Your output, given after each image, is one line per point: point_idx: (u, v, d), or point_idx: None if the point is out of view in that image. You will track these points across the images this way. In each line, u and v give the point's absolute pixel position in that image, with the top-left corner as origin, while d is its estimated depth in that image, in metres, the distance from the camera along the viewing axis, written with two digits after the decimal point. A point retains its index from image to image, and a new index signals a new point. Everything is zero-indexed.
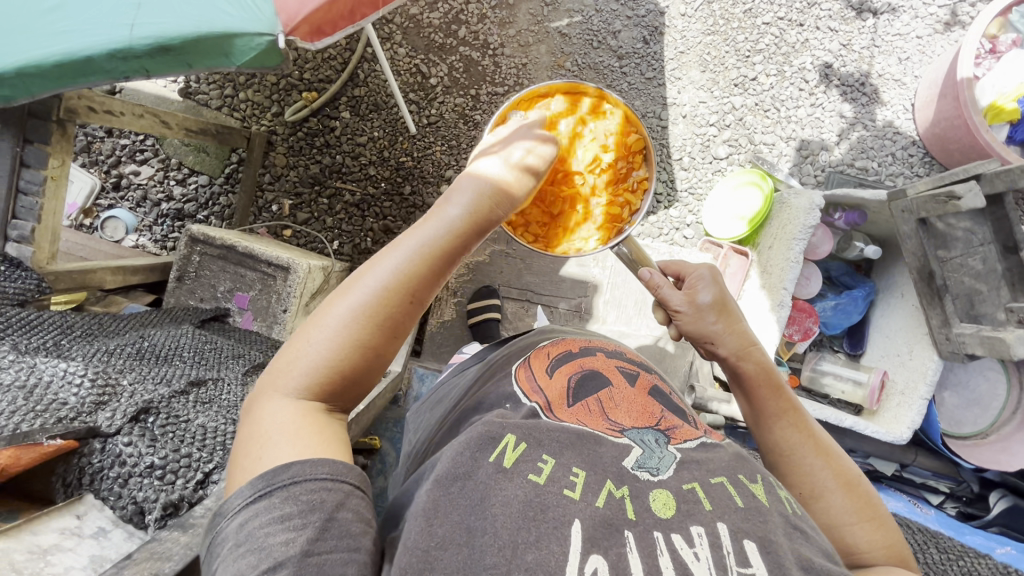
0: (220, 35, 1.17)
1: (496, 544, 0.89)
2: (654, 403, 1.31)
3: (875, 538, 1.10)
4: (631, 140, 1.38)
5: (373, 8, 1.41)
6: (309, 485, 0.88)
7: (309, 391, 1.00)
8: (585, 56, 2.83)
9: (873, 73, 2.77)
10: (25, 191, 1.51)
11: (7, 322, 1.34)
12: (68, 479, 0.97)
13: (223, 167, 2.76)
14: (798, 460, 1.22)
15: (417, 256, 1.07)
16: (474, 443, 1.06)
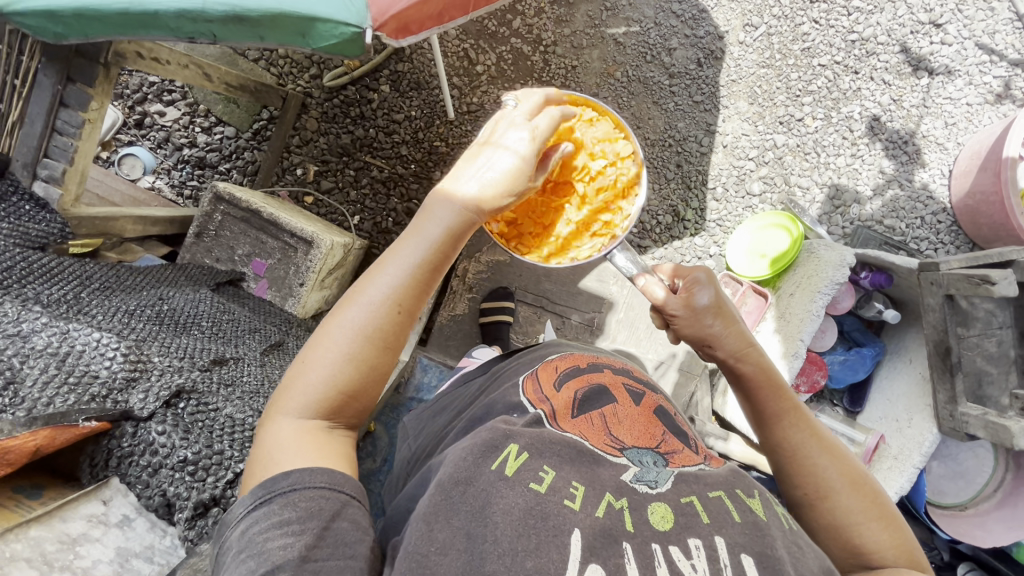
0: (305, 17, 1.14)
1: (496, 551, 0.87)
2: (659, 424, 1.26)
3: (886, 537, 1.07)
4: (614, 152, 1.45)
5: (461, 13, 1.41)
6: (307, 493, 0.85)
7: (314, 410, 0.96)
8: (636, 68, 2.77)
9: (918, 132, 2.75)
10: (61, 131, 1.45)
11: (29, 267, 1.28)
12: (95, 459, 0.95)
13: (252, 121, 2.68)
14: (803, 459, 1.16)
15: (407, 270, 1.02)
16: (480, 451, 1.05)
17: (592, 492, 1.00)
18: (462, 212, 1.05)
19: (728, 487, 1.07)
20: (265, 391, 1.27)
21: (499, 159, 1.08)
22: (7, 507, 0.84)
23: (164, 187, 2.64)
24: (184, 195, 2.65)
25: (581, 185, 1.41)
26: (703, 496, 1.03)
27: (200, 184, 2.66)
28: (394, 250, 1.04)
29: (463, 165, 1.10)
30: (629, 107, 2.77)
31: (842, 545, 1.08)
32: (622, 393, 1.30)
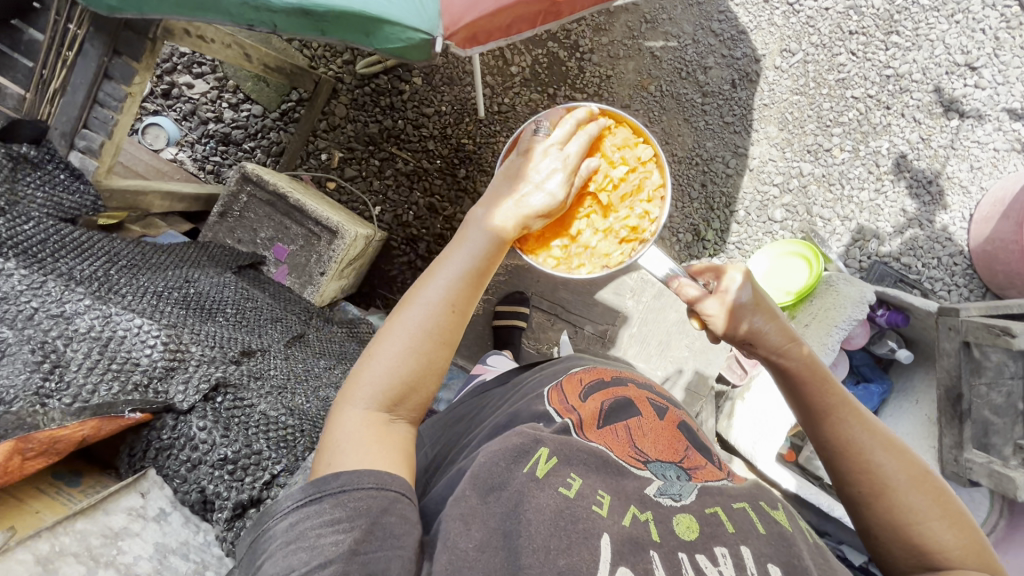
0: (373, 19, 1.15)
1: (531, 547, 0.88)
2: (682, 437, 1.25)
3: (955, 535, 0.97)
4: (632, 156, 1.37)
5: (529, 26, 1.38)
6: (357, 493, 0.87)
7: (380, 401, 0.98)
8: (669, 83, 2.77)
9: (943, 173, 2.76)
10: (102, 103, 1.44)
11: (63, 242, 1.27)
12: (134, 449, 0.94)
13: (280, 102, 2.66)
14: (857, 455, 1.04)
15: (461, 275, 1.06)
16: (512, 454, 1.05)
17: (621, 501, 1.01)
18: (504, 228, 1.09)
19: (750, 500, 1.08)
20: (292, 386, 1.26)
21: (539, 183, 1.12)
22: (49, 495, 0.83)
23: (186, 160, 2.61)
24: (206, 170, 2.63)
25: (608, 190, 1.32)
26: (728, 508, 1.03)
27: (223, 160, 2.64)
28: (445, 258, 1.08)
29: (503, 185, 1.13)
30: (659, 122, 2.76)
31: (908, 546, 0.98)
32: (646, 407, 1.30)
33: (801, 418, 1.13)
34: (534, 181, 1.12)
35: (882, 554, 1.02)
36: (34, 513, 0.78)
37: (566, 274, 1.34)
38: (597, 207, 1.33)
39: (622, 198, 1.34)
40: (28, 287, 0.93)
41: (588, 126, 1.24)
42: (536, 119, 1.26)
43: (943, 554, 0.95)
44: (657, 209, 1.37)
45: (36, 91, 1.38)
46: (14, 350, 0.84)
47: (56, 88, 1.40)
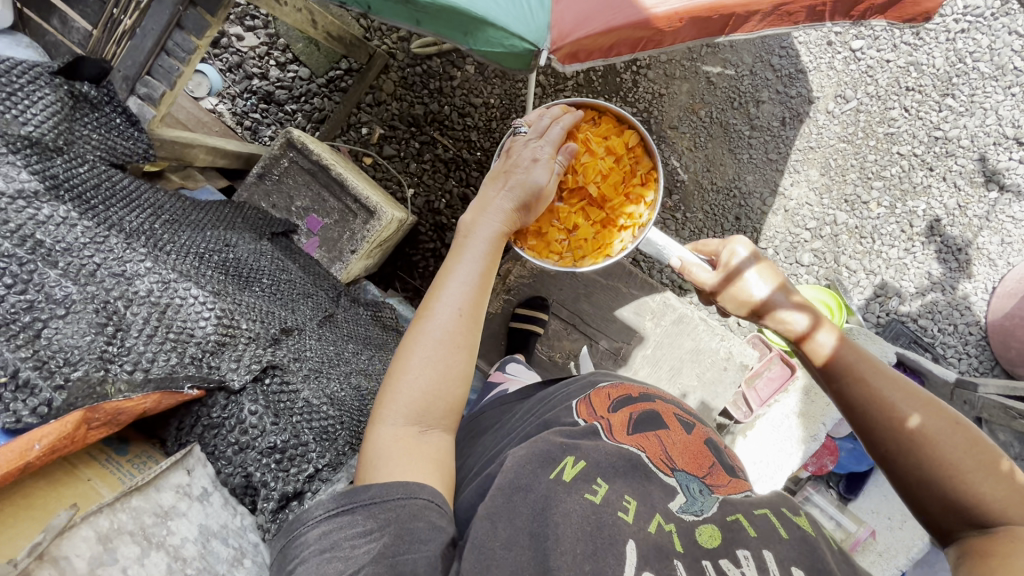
0: (480, 22, 1.20)
1: (558, 550, 0.81)
2: (709, 450, 1.07)
3: (1000, 485, 0.87)
4: (610, 141, 1.46)
5: (629, 50, 1.35)
6: (387, 504, 0.83)
7: (411, 414, 0.94)
8: (720, 111, 2.76)
9: (974, 243, 2.74)
10: (169, 52, 1.41)
11: (112, 190, 1.22)
12: (181, 424, 0.93)
13: (328, 68, 2.61)
14: (884, 412, 0.97)
15: (471, 284, 1.04)
16: (538, 459, 0.97)
17: (648, 507, 0.91)
18: (499, 227, 1.12)
19: (775, 504, 0.96)
20: (327, 370, 1.23)
21: (529, 182, 1.15)
22: (98, 461, 0.83)
23: (225, 113, 2.56)
24: (243, 126, 2.58)
25: (595, 180, 1.42)
26: (749, 512, 0.92)
27: (262, 118, 2.59)
28: (449, 272, 1.05)
29: (501, 194, 1.14)
30: (704, 148, 2.74)
31: (945, 502, 0.89)
32: (674, 420, 1.12)
33: (823, 383, 1.07)
34: (528, 182, 1.14)
35: (922, 514, 0.93)
36: (86, 480, 0.78)
37: (570, 268, 1.45)
38: (586, 199, 1.44)
39: (609, 185, 1.44)
40: (90, 241, 0.91)
41: (562, 120, 1.28)
42: (514, 122, 1.30)
43: (987, 507, 0.85)
44: (653, 193, 1.45)
45: (106, 29, 1.37)
46: (78, 308, 0.82)
47: (127, 30, 1.37)
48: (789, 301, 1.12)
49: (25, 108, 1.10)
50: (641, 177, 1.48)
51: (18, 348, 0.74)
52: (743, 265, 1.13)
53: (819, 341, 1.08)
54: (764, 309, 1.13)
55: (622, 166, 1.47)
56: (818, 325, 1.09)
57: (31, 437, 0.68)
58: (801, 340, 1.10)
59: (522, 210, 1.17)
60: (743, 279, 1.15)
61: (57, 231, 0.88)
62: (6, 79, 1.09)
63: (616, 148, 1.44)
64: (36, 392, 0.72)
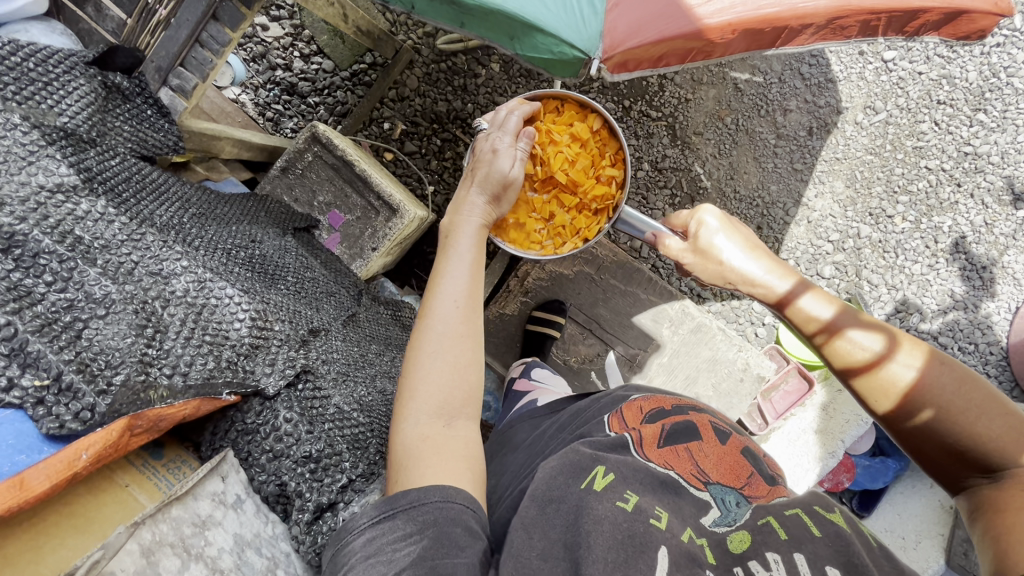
0: (530, 27, 1.18)
1: (592, 559, 0.71)
2: (745, 459, 0.95)
3: (996, 421, 0.84)
4: (574, 128, 1.44)
5: (677, 61, 1.34)
6: (424, 507, 0.76)
7: (435, 412, 0.88)
8: (747, 118, 2.72)
9: (999, 261, 2.69)
10: (204, 45, 1.40)
11: (143, 183, 1.22)
12: (215, 432, 0.93)
13: (352, 61, 2.59)
14: (880, 372, 0.92)
15: (463, 276, 0.99)
16: (567, 469, 0.87)
17: (679, 519, 0.79)
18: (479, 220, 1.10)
19: (805, 500, 0.81)
20: (354, 373, 1.22)
21: (495, 171, 1.13)
22: (135, 467, 0.83)
23: (248, 103, 2.55)
24: (266, 117, 2.56)
25: (562, 167, 1.40)
26: (779, 512, 0.78)
27: (284, 110, 2.57)
28: (441, 274, 1.00)
29: (473, 193, 1.14)
30: (728, 156, 2.71)
31: (946, 447, 0.86)
32: (708, 429, 0.99)
33: (827, 359, 1.00)
34: (493, 171, 1.13)
35: (924, 460, 0.90)
36: (124, 487, 0.80)
37: (552, 255, 1.48)
38: (556, 186, 1.44)
39: (578, 170, 1.42)
40: (127, 238, 0.89)
41: (522, 110, 1.27)
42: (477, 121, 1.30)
43: (985, 446, 0.83)
44: (620, 172, 1.44)
45: (139, 19, 1.35)
46: (117, 309, 0.80)
47: (162, 20, 1.35)
48: (856, 321, 0.98)
49: (60, 98, 1.09)
50: (609, 159, 1.46)
51: (62, 350, 0.73)
52: (792, 292, 1.03)
53: (899, 365, 0.91)
54: (827, 332, 0.98)
55: (588, 151, 1.45)
56: (895, 348, 0.93)
57: (79, 445, 0.71)
58: (876, 366, 0.93)
59: (495, 203, 1.15)
60: (800, 305, 1.02)
61: (95, 228, 0.87)
62: (42, 69, 1.08)
63: (580, 132, 1.41)
64: (78, 397, 0.72)
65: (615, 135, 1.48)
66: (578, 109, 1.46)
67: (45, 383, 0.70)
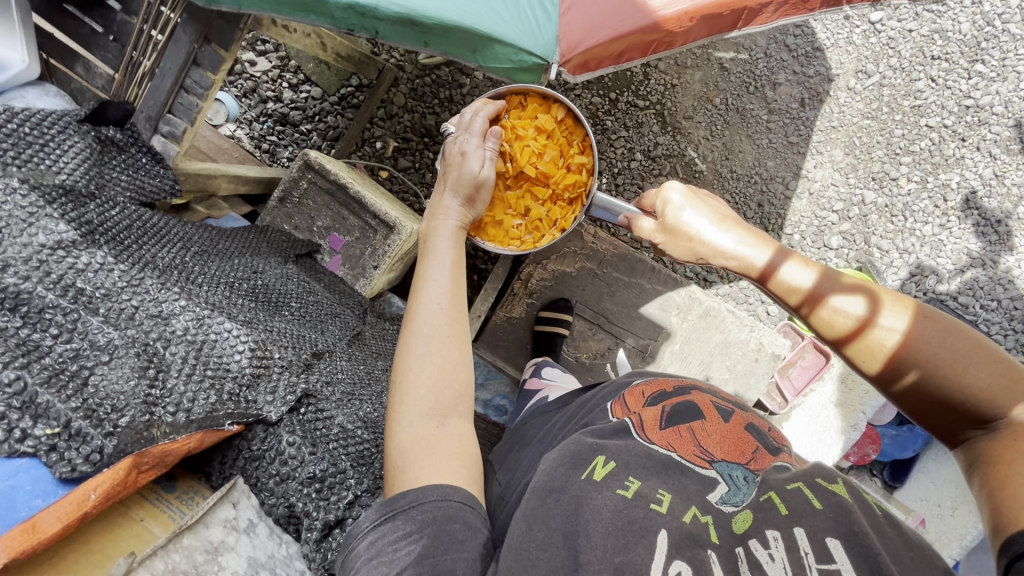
0: (486, 36, 1.23)
1: (589, 545, 0.69)
2: (750, 434, 0.89)
3: (985, 370, 0.80)
4: (538, 121, 1.42)
5: (640, 55, 1.35)
6: (423, 507, 0.76)
7: (429, 411, 0.86)
8: (735, 97, 2.70)
9: (1014, 213, 2.61)
10: (188, 90, 1.45)
11: (143, 227, 1.27)
12: (225, 459, 0.98)
13: (339, 86, 2.65)
14: (867, 335, 0.88)
15: (446, 278, 0.99)
16: (567, 459, 0.82)
17: (683, 498, 0.75)
18: (457, 222, 1.10)
19: (808, 473, 0.78)
20: (359, 392, 1.26)
21: (465, 173, 1.14)
22: (149, 501, 0.89)
23: (243, 138, 2.62)
24: (262, 149, 2.63)
25: (531, 161, 1.39)
26: (781, 487, 0.76)
27: (279, 140, 2.63)
28: (423, 277, 0.99)
29: (447, 196, 1.14)
30: (721, 136, 2.69)
31: (937, 401, 0.83)
32: (710, 406, 0.92)
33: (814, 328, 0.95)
34: (464, 173, 1.14)
35: (919, 418, 0.87)
36: (139, 521, 0.85)
37: (532, 249, 1.47)
38: (527, 180, 1.44)
39: (547, 163, 1.41)
40: (127, 285, 0.94)
41: (485, 110, 1.27)
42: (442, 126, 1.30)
43: (975, 397, 0.80)
44: (587, 158, 1.44)
45: (127, 73, 1.43)
46: (121, 353, 0.86)
47: (147, 71, 1.42)
48: (836, 285, 0.93)
49: (57, 156, 1.14)
50: (575, 147, 1.45)
51: (69, 399, 0.77)
52: (772, 263, 0.97)
53: (885, 329, 0.86)
54: (809, 302, 0.93)
55: (555, 141, 1.44)
56: (878, 307, 0.88)
57: (87, 486, 0.75)
58: (864, 330, 0.88)
59: (469, 204, 1.16)
60: (779, 275, 0.97)
61: (95, 278, 0.91)
62: (38, 132, 1.14)
63: (544, 125, 1.40)
64: (88, 440, 0.76)
65: (580, 123, 1.46)
66: (540, 101, 1.45)
67: (56, 431, 0.75)
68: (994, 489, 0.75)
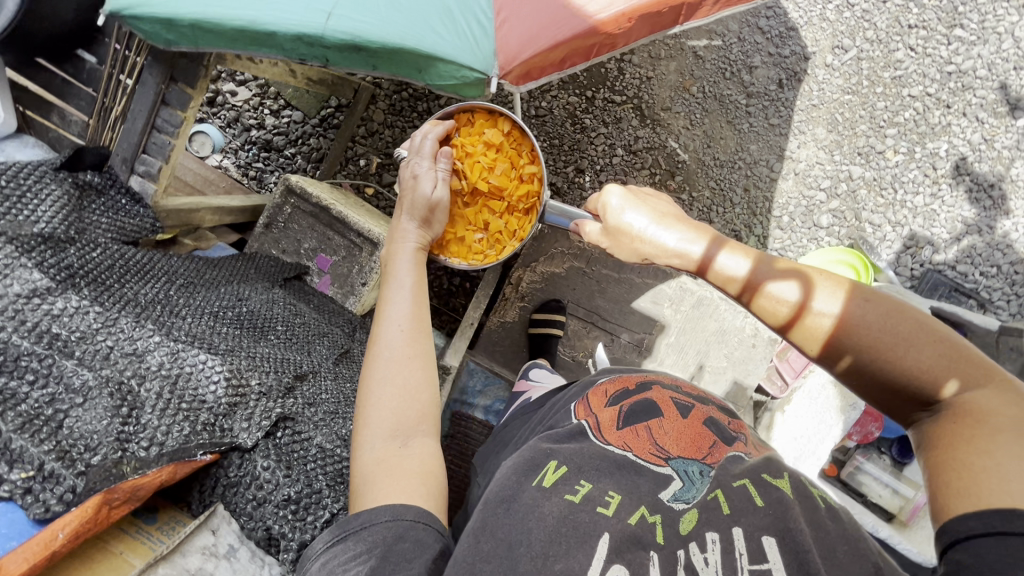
0: (426, 54, 1.25)
1: (528, 555, 0.70)
2: (707, 428, 0.91)
3: (926, 351, 0.75)
4: (486, 136, 1.46)
5: (583, 59, 1.39)
6: (375, 527, 0.78)
7: (392, 433, 0.88)
8: (712, 84, 2.69)
9: (1007, 176, 2.57)
10: (160, 129, 1.50)
11: (126, 265, 1.29)
12: (204, 488, 1.01)
13: (319, 108, 2.70)
14: (808, 322, 0.83)
15: (407, 300, 1.01)
16: (521, 467, 0.83)
17: (632, 499, 0.77)
18: (416, 245, 1.12)
19: (755, 469, 0.81)
20: (343, 411, 1.29)
21: (419, 196, 1.17)
22: (128, 535, 0.92)
23: (230, 167, 2.67)
24: (249, 176, 2.68)
25: (482, 176, 1.43)
26: (728, 484, 0.78)
27: (265, 167, 2.68)
28: (383, 302, 1.01)
29: (404, 219, 1.16)
30: (701, 125, 2.68)
31: (882, 387, 0.78)
32: (669, 404, 0.94)
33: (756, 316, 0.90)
34: (417, 197, 1.16)
35: (872, 404, 0.82)
36: (118, 554, 0.88)
37: (496, 261, 1.49)
38: (482, 195, 1.47)
39: (498, 176, 1.45)
40: (102, 325, 0.99)
41: (432, 134, 1.30)
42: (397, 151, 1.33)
43: (920, 382, 0.75)
44: (535, 165, 1.46)
45: (100, 118, 1.49)
46: (94, 395, 0.90)
47: (119, 114, 1.49)
48: (771, 271, 0.88)
49: (35, 206, 1.18)
50: (524, 158, 1.48)
51: (42, 442, 0.82)
52: (707, 254, 0.92)
53: (819, 313, 0.81)
54: (745, 290, 0.89)
55: (505, 154, 1.47)
56: (812, 290, 0.83)
57: (56, 525, 0.77)
58: (798, 315, 0.84)
59: (426, 225, 1.18)
60: (714, 265, 0.92)
61: (71, 322, 0.96)
62: (14, 183, 1.17)
63: (489, 140, 1.44)
64: (61, 481, 0.80)
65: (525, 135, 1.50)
66: (485, 118, 1.49)
67: (30, 475, 0.79)
68: (933, 475, 0.71)
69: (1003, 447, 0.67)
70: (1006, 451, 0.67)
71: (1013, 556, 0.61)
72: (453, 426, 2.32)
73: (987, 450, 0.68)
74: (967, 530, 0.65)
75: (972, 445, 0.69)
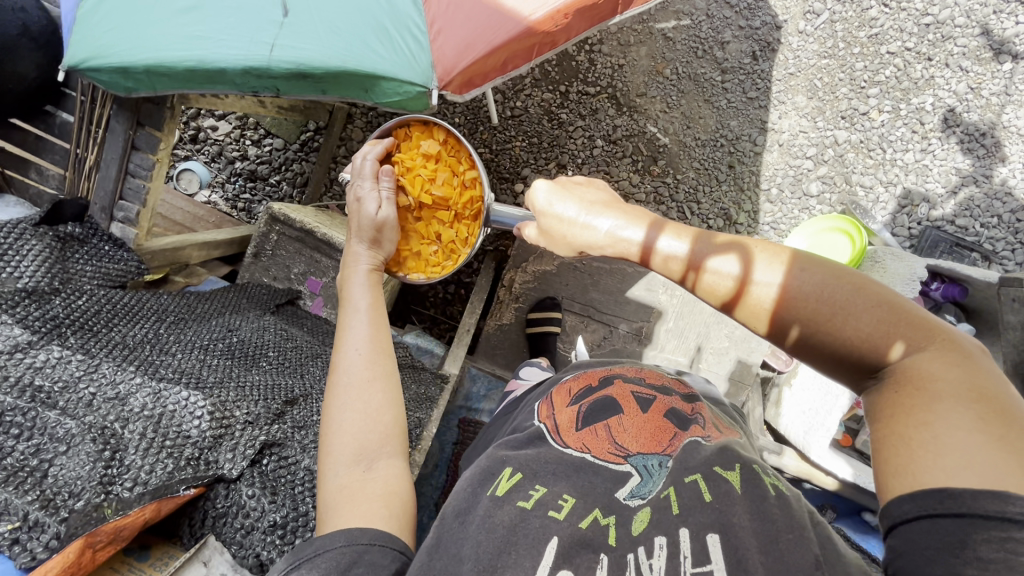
0: (367, 74, 1.30)
1: (475, 568, 0.70)
2: (668, 420, 0.94)
3: (866, 317, 0.73)
4: (423, 147, 1.46)
5: (527, 60, 1.40)
6: (332, 552, 0.78)
7: (356, 457, 0.90)
8: (686, 64, 2.67)
9: (999, 123, 2.47)
10: (134, 174, 1.55)
11: (114, 308, 1.32)
12: (194, 521, 1.04)
13: (299, 133, 2.74)
14: (751, 297, 0.82)
15: (366, 324, 1.03)
16: (477, 478, 0.85)
17: (586, 502, 0.78)
18: (369, 270, 1.15)
19: (708, 462, 0.81)
20: None
21: (363, 218, 1.17)
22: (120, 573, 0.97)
23: (219, 201, 2.72)
24: (238, 209, 2.72)
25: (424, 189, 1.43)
26: (680, 481, 0.79)
27: (252, 197, 2.72)
28: (342, 329, 1.03)
29: (354, 244, 1.18)
30: (678, 107, 2.66)
31: (828, 358, 0.77)
32: (629, 400, 0.98)
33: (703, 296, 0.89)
34: (363, 218, 1.17)
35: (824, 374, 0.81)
36: None
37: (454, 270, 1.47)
38: (429, 208, 1.48)
39: (440, 187, 1.45)
40: (83, 374, 1.03)
41: (371, 154, 1.30)
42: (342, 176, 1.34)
43: (863, 350, 0.74)
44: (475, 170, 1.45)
45: (75, 169, 1.57)
46: (78, 441, 0.94)
47: (92, 163, 1.56)
48: (710, 247, 0.88)
49: (17, 262, 1.20)
50: (464, 164, 1.48)
51: (26, 493, 0.85)
52: (646, 240, 0.92)
53: (760, 286, 0.81)
54: (688, 271, 0.88)
55: (445, 163, 1.48)
56: (751, 265, 0.82)
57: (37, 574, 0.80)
58: (740, 291, 0.83)
59: (377, 246, 1.19)
60: (655, 250, 0.92)
61: (53, 372, 1.01)
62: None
63: (426, 151, 1.44)
64: (46, 528, 0.83)
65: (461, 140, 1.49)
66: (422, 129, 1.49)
67: (16, 525, 0.82)
68: (880, 453, 0.70)
69: (940, 416, 0.66)
70: (943, 419, 0.66)
71: (943, 542, 0.61)
72: (462, 433, 2.31)
73: (925, 421, 0.67)
74: (902, 513, 0.65)
75: (910, 416, 0.68)
